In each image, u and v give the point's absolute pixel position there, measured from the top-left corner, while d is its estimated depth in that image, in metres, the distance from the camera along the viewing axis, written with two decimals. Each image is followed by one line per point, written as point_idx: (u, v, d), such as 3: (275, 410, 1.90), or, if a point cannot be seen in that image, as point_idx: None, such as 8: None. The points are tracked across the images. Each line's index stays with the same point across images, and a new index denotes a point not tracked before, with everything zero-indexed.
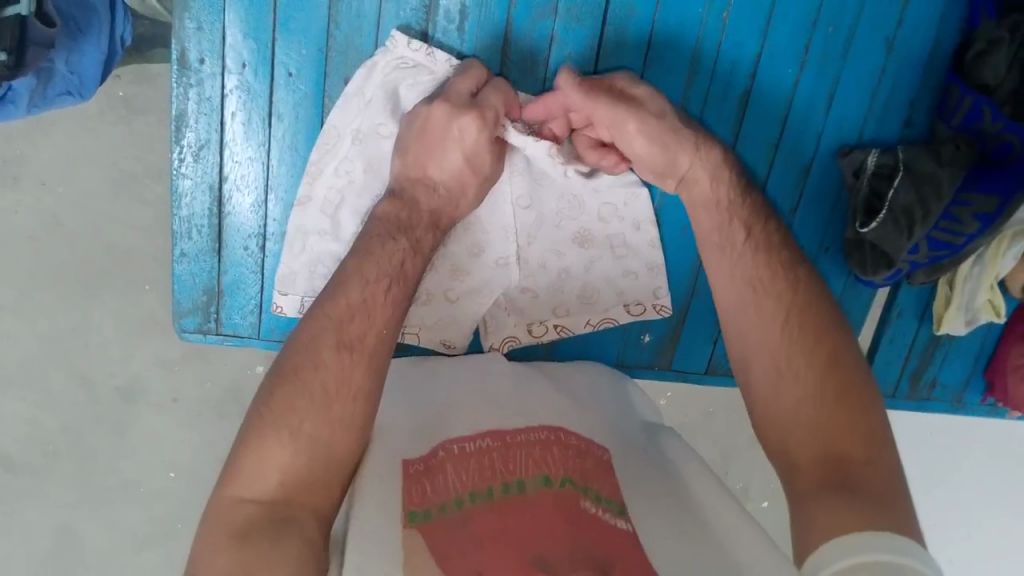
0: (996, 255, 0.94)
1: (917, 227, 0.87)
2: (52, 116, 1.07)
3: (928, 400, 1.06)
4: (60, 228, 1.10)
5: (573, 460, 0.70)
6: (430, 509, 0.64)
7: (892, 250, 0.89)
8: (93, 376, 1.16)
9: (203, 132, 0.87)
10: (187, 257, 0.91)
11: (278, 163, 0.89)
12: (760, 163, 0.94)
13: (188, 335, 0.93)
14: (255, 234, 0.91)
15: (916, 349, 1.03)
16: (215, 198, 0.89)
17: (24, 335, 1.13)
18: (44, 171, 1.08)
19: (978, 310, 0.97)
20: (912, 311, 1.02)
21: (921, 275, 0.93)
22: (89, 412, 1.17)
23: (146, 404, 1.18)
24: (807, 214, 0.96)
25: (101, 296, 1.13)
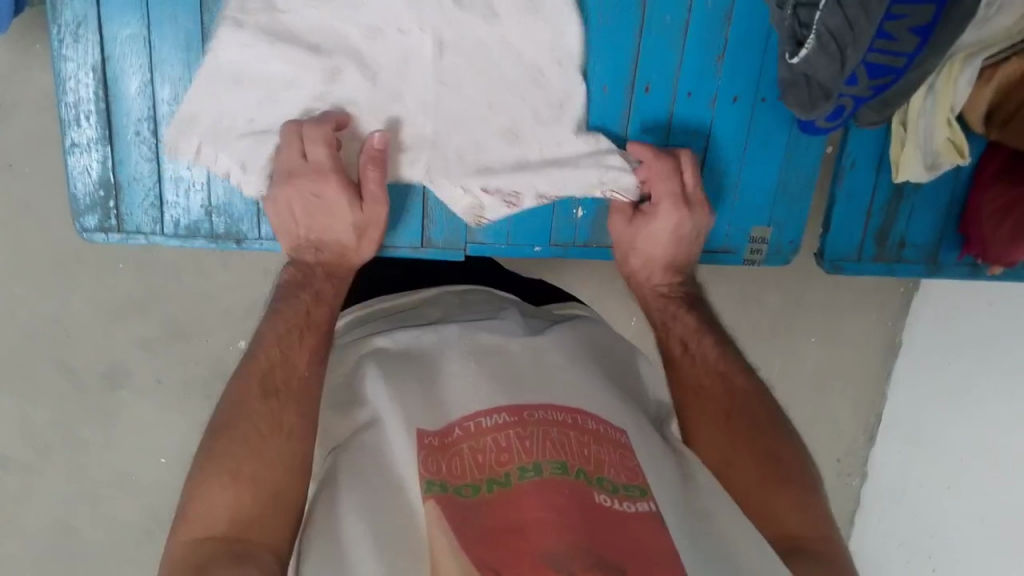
0: (946, 89, 0.85)
1: (849, 55, 0.67)
2: (9, 94, 1.00)
3: (899, 262, 0.98)
4: (30, 213, 1.05)
5: (590, 446, 0.56)
6: (448, 485, 0.53)
7: (827, 81, 0.70)
8: (76, 365, 1.12)
9: (80, 7, 0.79)
10: (79, 148, 0.83)
11: (162, 39, 0.81)
12: (676, 8, 0.85)
13: (90, 236, 0.86)
14: (145, 118, 0.83)
15: (877, 204, 0.95)
16: (100, 78, 0.81)
17: (3, 328, 1.09)
18: (8, 155, 1.02)
19: (939, 152, 0.88)
20: (868, 160, 0.93)
21: (869, 114, 0.78)
22: (73, 403, 1.13)
23: (131, 390, 1.14)
24: (738, 58, 0.88)
25: (77, 281, 1.09)
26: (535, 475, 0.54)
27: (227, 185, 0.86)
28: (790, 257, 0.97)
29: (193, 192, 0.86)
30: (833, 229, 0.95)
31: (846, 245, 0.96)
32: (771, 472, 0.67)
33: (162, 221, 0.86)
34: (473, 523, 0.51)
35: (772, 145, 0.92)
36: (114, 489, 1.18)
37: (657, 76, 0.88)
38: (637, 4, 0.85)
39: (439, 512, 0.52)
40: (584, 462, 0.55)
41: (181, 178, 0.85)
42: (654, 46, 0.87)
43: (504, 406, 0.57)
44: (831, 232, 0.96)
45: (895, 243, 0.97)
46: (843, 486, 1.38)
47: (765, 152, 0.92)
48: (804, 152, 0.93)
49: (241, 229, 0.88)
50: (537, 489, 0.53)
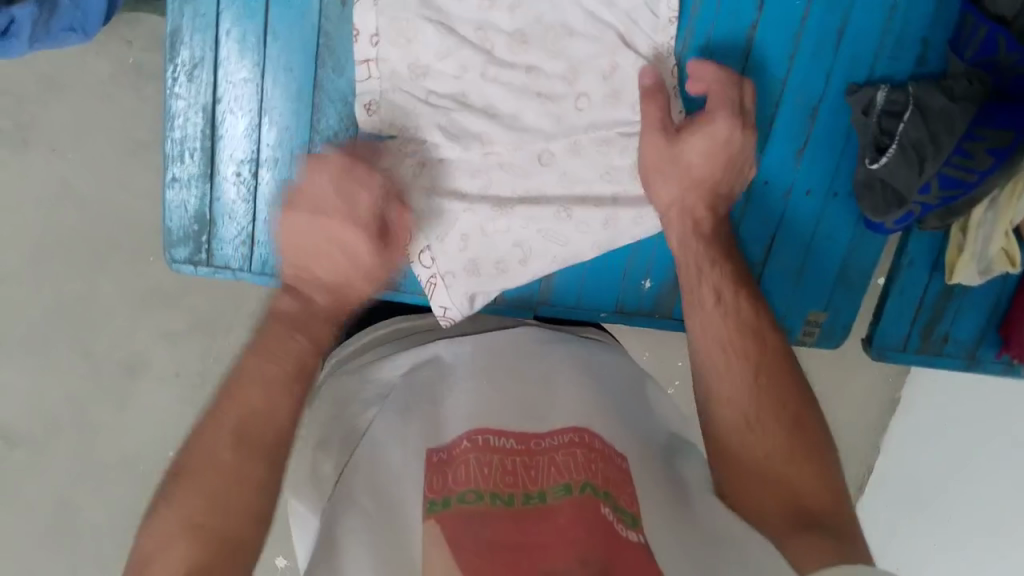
0: (1009, 204, 0.83)
1: (928, 163, 0.79)
2: (63, 78, 1.05)
3: (940, 357, 0.96)
4: (71, 193, 1.08)
5: (596, 462, 0.57)
6: (450, 500, 0.54)
7: (902, 187, 0.81)
8: (99, 349, 1.14)
9: (198, 50, 0.81)
10: (179, 183, 0.84)
11: (272, 85, 0.83)
12: (765, 100, 0.86)
13: (179, 267, 0.86)
14: (247, 160, 0.85)
15: (928, 301, 0.93)
16: (208, 119, 0.83)
17: (32, 305, 1.11)
18: (56, 137, 1.07)
19: (991, 260, 0.85)
20: (924, 260, 0.92)
21: (933, 219, 0.85)
22: (92, 385, 1.15)
23: (148, 378, 1.16)
24: (814, 156, 0.88)
25: (108, 266, 1.11)
26: (539, 501, 0.55)
27: None
28: (840, 342, 0.95)
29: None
30: (883, 320, 0.94)
31: (892, 335, 0.94)
32: (811, 509, 0.64)
33: (249, 256, 0.87)
34: (474, 536, 0.52)
35: (838, 239, 0.91)
36: (121, 474, 1.19)
37: None
38: None
39: (441, 529, 0.53)
40: (587, 477, 0.55)
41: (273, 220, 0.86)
42: None
43: (513, 432, 0.59)
44: (881, 322, 0.94)
45: (940, 337, 0.95)
46: None
47: (831, 243, 0.91)
48: (867, 249, 0.91)
49: None
50: (538, 514, 0.54)
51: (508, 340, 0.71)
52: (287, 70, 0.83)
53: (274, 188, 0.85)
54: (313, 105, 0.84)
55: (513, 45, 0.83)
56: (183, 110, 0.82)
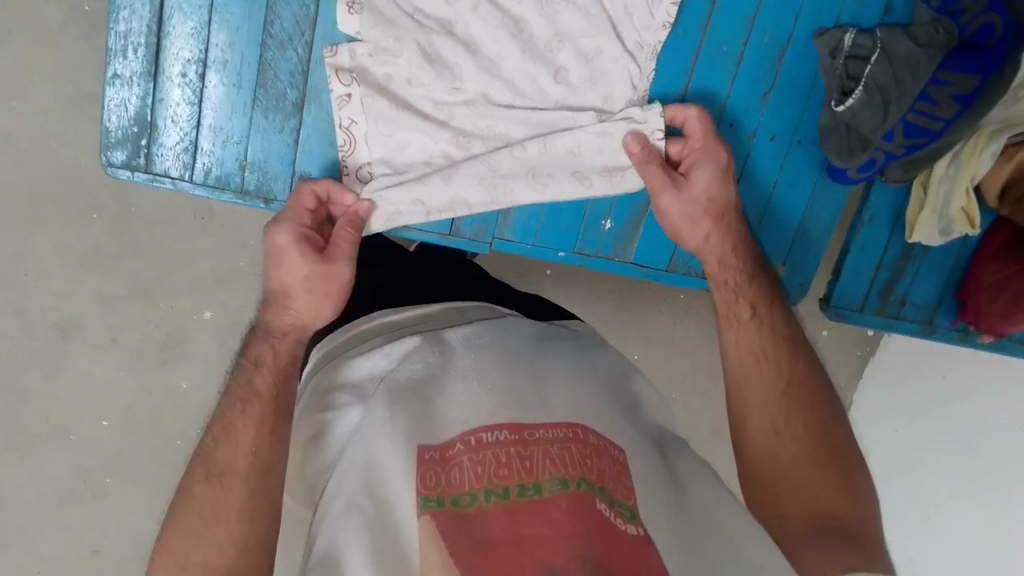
0: (971, 160, 0.85)
1: (892, 106, 0.80)
2: (11, 23, 0.99)
3: (897, 319, 0.97)
4: (11, 144, 1.02)
5: (592, 458, 0.55)
6: (445, 500, 0.52)
7: (867, 131, 0.82)
8: (32, 311, 1.08)
9: None
10: (121, 80, 0.80)
11: None
12: (734, 37, 0.87)
13: (114, 172, 0.82)
14: (194, 61, 0.81)
15: (887, 259, 0.95)
16: (156, 13, 0.79)
17: None
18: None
19: (952, 219, 0.88)
20: (884, 217, 0.93)
21: (897, 169, 0.84)
22: (23, 348, 1.09)
23: (82, 343, 1.10)
24: (779, 98, 0.88)
25: (47, 222, 1.05)
26: (534, 494, 0.52)
27: (265, 141, 0.83)
28: (799, 300, 0.94)
29: (231, 144, 0.83)
30: (843, 277, 0.94)
31: (852, 293, 0.95)
32: (826, 509, 0.69)
33: (189, 164, 0.83)
34: (471, 533, 0.50)
35: (799, 187, 0.91)
36: (47, 446, 1.12)
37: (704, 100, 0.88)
38: (699, 26, 0.86)
39: (437, 530, 0.51)
40: (585, 474, 0.53)
41: (220, 126, 0.82)
42: (704, 73, 0.87)
43: (507, 424, 0.56)
44: (840, 279, 0.95)
45: (897, 297, 0.96)
46: None
47: (795, 190, 0.91)
48: (827, 204, 0.92)
49: (273, 191, 0.84)
50: (533, 506, 0.51)
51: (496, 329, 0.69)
52: None
53: (221, 92, 0.82)
54: (267, 6, 0.81)
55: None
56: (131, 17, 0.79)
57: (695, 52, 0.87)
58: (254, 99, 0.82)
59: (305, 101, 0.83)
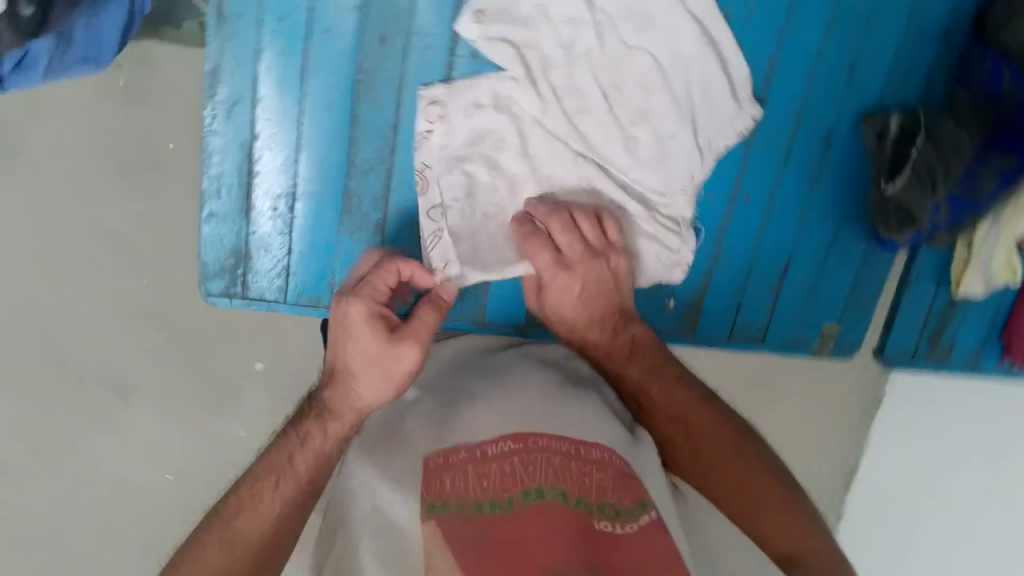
0: (1012, 218, 0.72)
1: (941, 184, 0.68)
2: (44, 95, 0.84)
3: (943, 363, 0.80)
4: (52, 217, 0.87)
5: (590, 475, 0.62)
6: (450, 505, 0.59)
7: (917, 210, 0.69)
8: (76, 368, 0.91)
9: (237, 88, 0.64)
10: (217, 219, 0.67)
11: (311, 121, 0.66)
12: (783, 123, 0.71)
13: (213, 302, 0.69)
14: (284, 194, 0.67)
15: (935, 312, 0.78)
16: (247, 156, 0.66)
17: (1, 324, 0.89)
18: (41, 161, 0.86)
19: (995, 274, 0.74)
20: (930, 272, 0.77)
21: (941, 238, 0.73)
22: (69, 410, 0.92)
23: (138, 401, 0.93)
24: (829, 188, 0.73)
25: (89, 279, 0.89)
26: (533, 497, 0.59)
27: None
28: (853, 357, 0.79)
29: None
30: (892, 329, 0.78)
31: (904, 343, 0.79)
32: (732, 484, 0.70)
33: None
34: (468, 535, 0.57)
35: (844, 268, 0.76)
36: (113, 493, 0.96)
37: (758, 186, 0.72)
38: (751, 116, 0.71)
39: (445, 540, 0.57)
40: (582, 494, 0.61)
41: None
42: (755, 158, 0.72)
43: (509, 435, 0.63)
44: (889, 331, 0.78)
45: (946, 343, 0.79)
46: None
47: (873, 268, 0.76)
48: (875, 273, 0.76)
49: None
50: (532, 512, 0.58)
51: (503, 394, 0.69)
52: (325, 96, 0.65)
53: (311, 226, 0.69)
54: (349, 138, 0.67)
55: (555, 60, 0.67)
56: (221, 145, 0.65)
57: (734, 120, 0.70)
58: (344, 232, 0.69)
59: (387, 226, 0.69)
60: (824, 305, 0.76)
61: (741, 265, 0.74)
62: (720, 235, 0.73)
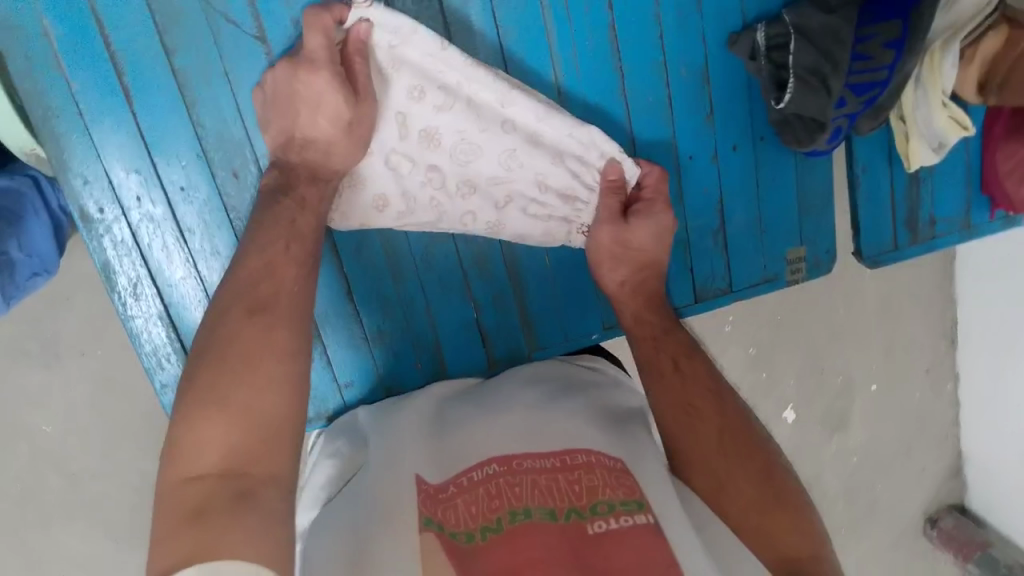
0: (933, 74, 0.67)
1: (831, 79, 0.64)
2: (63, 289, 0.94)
3: (932, 241, 0.76)
4: (111, 384, 0.97)
5: (581, 481, 0.53)
6: (446, 528, 0.50)
7: (817, 114, 0.65)
8: None
9: (132, 270, 0.67)
10: (170, 387, 0.70)
11: (212, 269, 0.69)
12: (654, 82, 0.69)
13: None
14: None
15: (899, 193, 0.74)
16: (170, 324, 0.69)
17: (107, 490, 0.99)
18: (79, 341, 0.95)
19: (942, 132, 0.69)
20: (876, 156, 0.73)
21: (865, 124, 0.67)
22: None
23: None
24: (728, 117, 0.71)
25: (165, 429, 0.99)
26: (524, 517, 0.50)
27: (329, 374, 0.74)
28: (832, 267, 0.77)
29: None
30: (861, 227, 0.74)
31: (880, 236, 0.74)
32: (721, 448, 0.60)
33: None
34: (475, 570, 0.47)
35: (782, 184, 0.74)
36: None
37: (656, 146, 0.71)
38: (616, 88, 0.69)
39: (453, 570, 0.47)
40: (576, 502, 0.51)
41: None
42: (641, 124, 0.70)
43: (492, 458, 0.56)
44: (859, 230, 0.74)
45: (924, 220, 0.75)
46: (941, 398, 1.27)
47: (811, 167, 0.74)
48: (814, 175, 0.74)
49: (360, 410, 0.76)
50: (528, 529, 0.49)
51: (493, 410, 0.64)
52: (212, 243, 0.68)
53: None
54: None
55: (420, 145, 0.67)
56: (143, 326, 0.68)
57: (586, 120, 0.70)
58: None
59: (322, 327, 0.72)
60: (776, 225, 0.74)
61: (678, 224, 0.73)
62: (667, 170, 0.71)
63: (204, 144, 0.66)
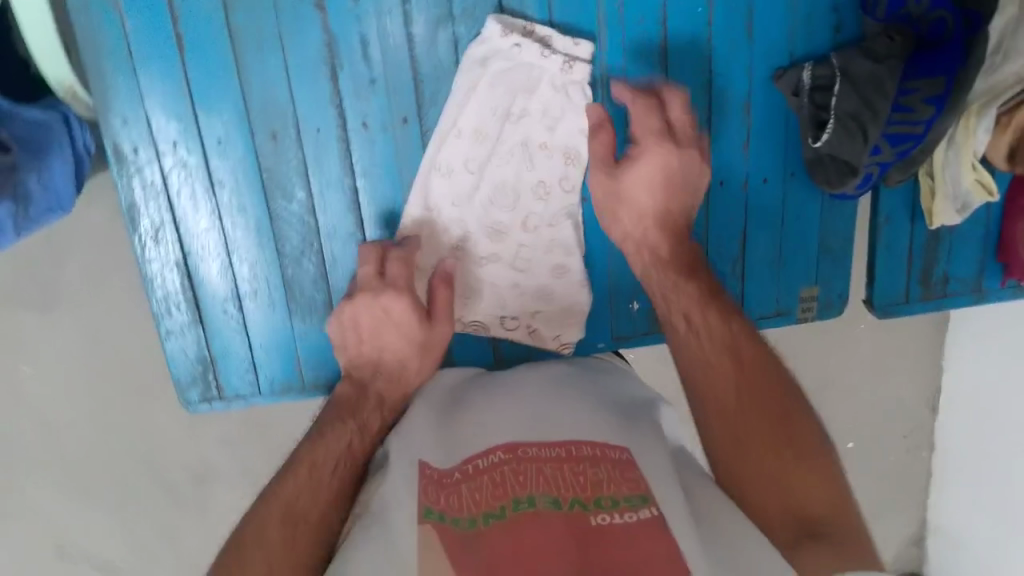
0: (966, 135, 0.69)
1: (869, 127, 0.65)
2: (65, 237, 0.90)
3: (946, 297, 0.77)
4: (101, 340, 0.94)
5: (584, 471, 0.53)
6: (445, 514, 0.51)
7: (851, 159, 0.67)
8: (166, 469, 1.00)
9: (157, 214, 0.68)
10: (174, 333, 0.71)
11: (234, 226, 0.69)
12: (695, 107, 0.70)
13: (196, 410, 0.74)
14: (230, 296, 0.71)
15: (917, 247, 0.75)
16: (185, 272, 0.70)
17: (91, 443, 0.97)
18: (75, 290, 0.92)
19: (967, 194, 0.70)
20: (900, 210, 0.74)
21: (896, 174, 0.69)
22: (165, 504, 1.01)
23: (218, 486, 1.02)
24: (762, 148, 0.72)
25: (152, 392, 0.96)
26: (528, 507, 0.51)
27: (319, 346, 0.73)
28: (842, 310, 0.77)
29: (287, 355, 0.73)
30: (876, 277, 0.75)
31: (893, 288, 0.76)
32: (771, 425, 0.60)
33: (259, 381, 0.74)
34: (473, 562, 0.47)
35: (808, 224, 0.74)
36: None
37: None
38: None
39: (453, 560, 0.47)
40: (577, 491, 0.51)
41: (276, 347, 0.73)
42: None
43: (496, 446, 0.56)
44: (874, 280, 0.76)
45: (939, 277, 0.76)
46: (914, 463, 1.26)
47: (837, 212, 0.74)
48: (841, 218, 0.74)
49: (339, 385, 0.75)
50: (528, 520, 0.49)
51: (502, 396, 0.64)
52: (237, 201, 0.68)
53: (261, 316, 0.72)
54: (274, 232, 0.70)
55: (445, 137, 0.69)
56: (159, 270, 0.69)
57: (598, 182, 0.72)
58: (291, 314, 0.72)
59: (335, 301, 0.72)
60: (796, 263, 0.75)
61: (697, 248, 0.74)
62: None
63: (247, 101, 0.66)
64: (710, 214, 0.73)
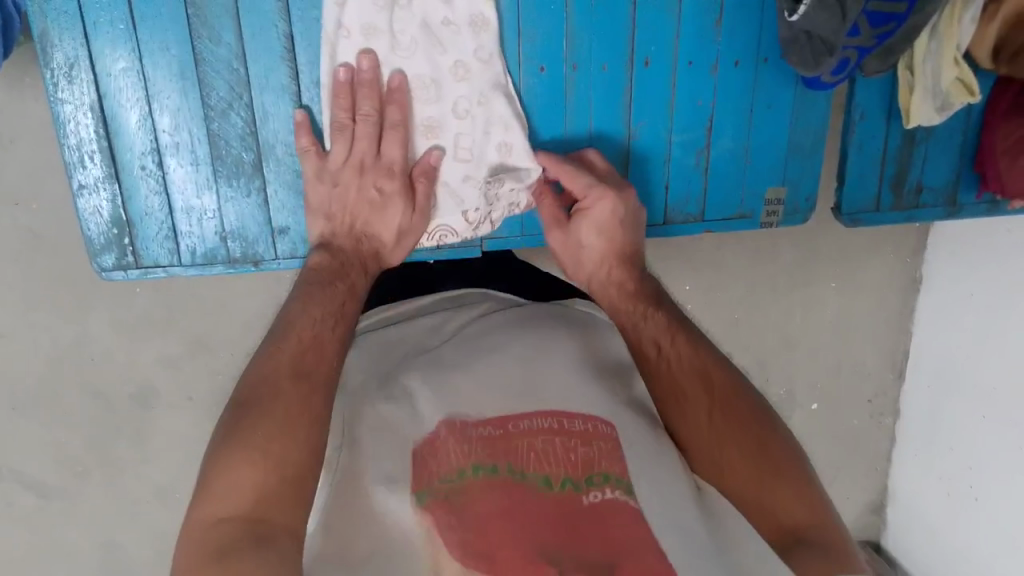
0: (950, 27, 0.66)
1: (849, 2, 0.59)
2: (3, 128, 0.81)
3: (916, 209, 0.77)
4: (40, 244, 0.86)
5: (576, 449, 0.47)
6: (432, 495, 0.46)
7: (828, 35, 0.61)
8: (105, 387, 0.94)
9: (71, 49, 0.62)
10: (87, 188, 0.66)
11: (155, 68, 0.63)
12: None
13: (109, 276, 0.70)
14: (149, 150, 0.66)
15: (890, 152, 0.74)
16: (100, 117, 0.64)
17: (25, 356, 0.91)
18: (13, 187, 0.83)
19: (947, 93, 0.68)
20: (877, 108, 0.73)
21: (872, 64, 0.65)
22: (104, 424, 0.95)
23: (161, 407, 0.96)
24: (734, 26, 0.69)
25: (94, 304, 0.90)
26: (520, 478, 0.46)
27: (243, 208, 0.69)
28: (809, 216, 0.77)
29: (209, 219, 0.69)
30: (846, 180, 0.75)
31: (862, 194, 0.76)
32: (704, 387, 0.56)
33: (180, 248, 0.70)
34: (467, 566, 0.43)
35: (776, 112, 0.72)
36: (154, 506, 1.01)
37: (658, 45, 0.68)
38: None
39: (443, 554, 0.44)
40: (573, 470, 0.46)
41: (197, 209, 0.68)
42: (648, 21, 0.67)
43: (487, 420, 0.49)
44: (844, 182, 0.75)
45: (911, 186, 0.76)
46: None
47: (807, 104, 0.72)
48: (813, 110, 0.72)
49: (262, 252, 0.71)
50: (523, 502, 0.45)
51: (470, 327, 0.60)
52: (160, 41, 0.63)
53: (184, 174, 0.67)
54: (199, 79, 0.64)
55: None
56: (72, 112, 0.64)
57: (563, 51, 0.67)
58: (215, 173, 0.67)
59: (264, 160, 0.67)
60: (762, 153, 0.73)
61: (662, 134, 0.72)
62: (627, 106, 0.70)
63: None
64: (679, 100, 0.71)
